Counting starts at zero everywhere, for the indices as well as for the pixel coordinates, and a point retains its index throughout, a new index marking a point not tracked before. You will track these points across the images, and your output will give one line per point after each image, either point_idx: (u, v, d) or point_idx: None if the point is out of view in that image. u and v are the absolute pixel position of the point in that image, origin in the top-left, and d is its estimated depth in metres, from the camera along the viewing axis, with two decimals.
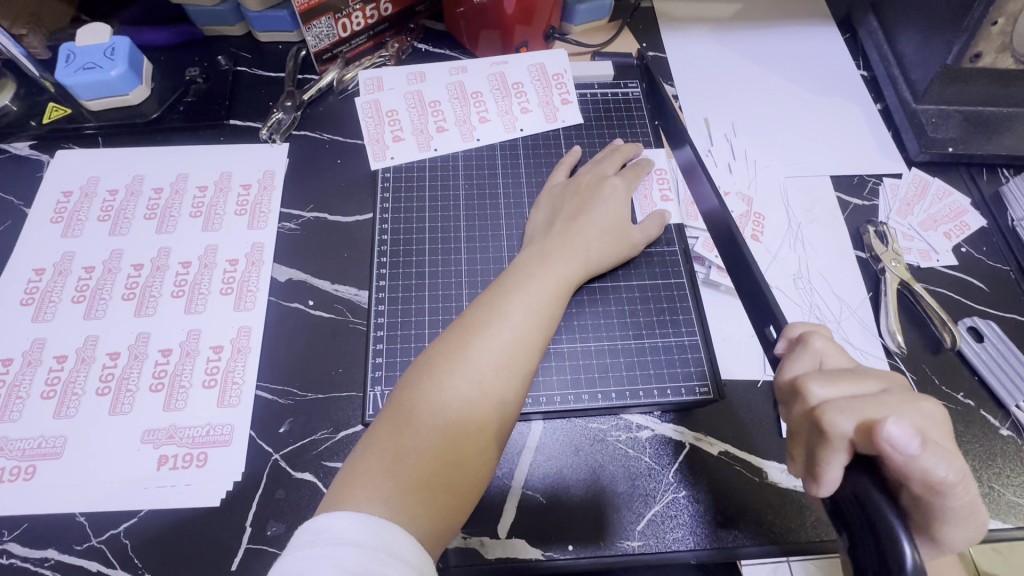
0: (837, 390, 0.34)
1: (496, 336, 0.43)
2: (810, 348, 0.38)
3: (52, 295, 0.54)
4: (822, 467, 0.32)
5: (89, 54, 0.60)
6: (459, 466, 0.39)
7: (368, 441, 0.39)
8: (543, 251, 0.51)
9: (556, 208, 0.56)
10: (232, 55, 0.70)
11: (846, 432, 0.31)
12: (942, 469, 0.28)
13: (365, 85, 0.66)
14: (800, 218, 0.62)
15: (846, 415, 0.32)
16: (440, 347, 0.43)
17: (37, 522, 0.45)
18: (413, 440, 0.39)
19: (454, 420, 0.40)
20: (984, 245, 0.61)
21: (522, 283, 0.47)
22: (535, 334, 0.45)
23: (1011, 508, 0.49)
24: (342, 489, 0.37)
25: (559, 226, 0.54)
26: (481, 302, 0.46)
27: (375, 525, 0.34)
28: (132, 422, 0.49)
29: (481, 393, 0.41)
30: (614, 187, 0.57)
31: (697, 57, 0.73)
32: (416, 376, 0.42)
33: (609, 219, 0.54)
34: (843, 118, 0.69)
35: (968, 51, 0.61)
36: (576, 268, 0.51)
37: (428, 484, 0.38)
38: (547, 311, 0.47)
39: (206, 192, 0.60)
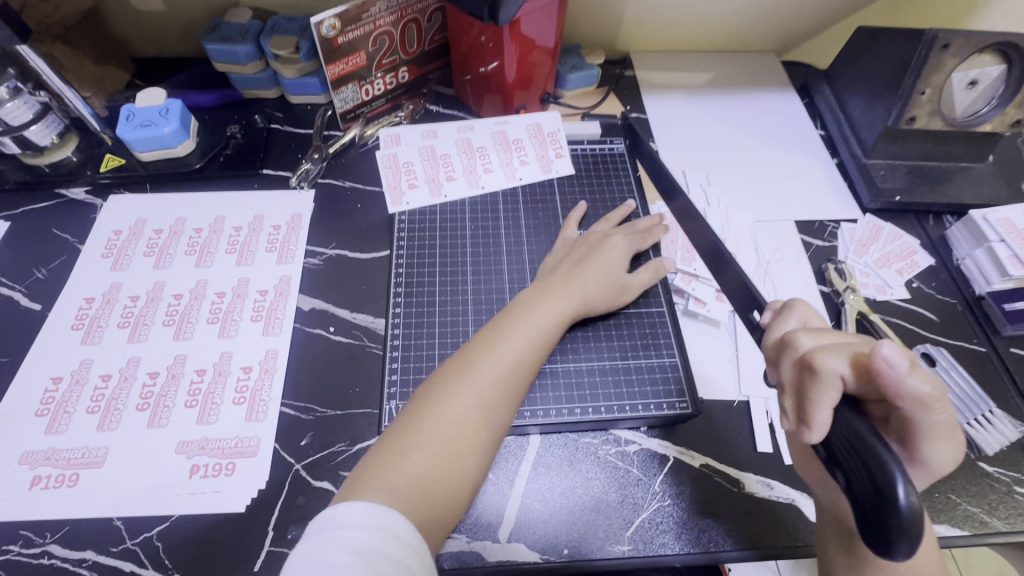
0: (822, 340, 0.36)
1: (489, 369, 0.49)
2: (796, 310, 0.41)
3: (100, 321, 0.60)
4: (814, 409, 0.34)
5: (147, 114, 0.70)
6: (444, 485, 0.43)
7: (367, 461, 0.44)
8: (539, 297, 0.56)
9: (564, 258, 0.63)
10: (267, 114, 0.79)
11: (834, 369, 0.33)
12: (926, 385, 0.31)
13: (384, 140, 0.75)
14: (768, 257, 0.69)
15: (835, 354, 0.34)
16: (435, 380, 0.48)
17: (77, 526, 0.49)
18: (408, 462, 0.43)
19: (444, 445, 0.44)
20: (933, 281, 0.69)
21: (515, 324, 0.53)
22: (533, 356, 0.52)
23: (967, 517, 0.53)
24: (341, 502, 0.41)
25: (563, 269, 0.60)
26: (478, 342, 0.52)
27: (380, 511, 0.39)
28: (168, 434, 0.54)
29: (471, 421, 0.46)
30: (617, 244, 0.63)
31: (674, 118, 0.84)
32: (418, 405, 0.47)
33: (609, 272, 0.60)
34: (804, 170, 0.79)
35: (905, 115, 0.70)
36: (573, 304, 0.57)
37: (430, 479, 0.43)
38: (545, 336, 0.53)
39: (240, 231, 0.68)
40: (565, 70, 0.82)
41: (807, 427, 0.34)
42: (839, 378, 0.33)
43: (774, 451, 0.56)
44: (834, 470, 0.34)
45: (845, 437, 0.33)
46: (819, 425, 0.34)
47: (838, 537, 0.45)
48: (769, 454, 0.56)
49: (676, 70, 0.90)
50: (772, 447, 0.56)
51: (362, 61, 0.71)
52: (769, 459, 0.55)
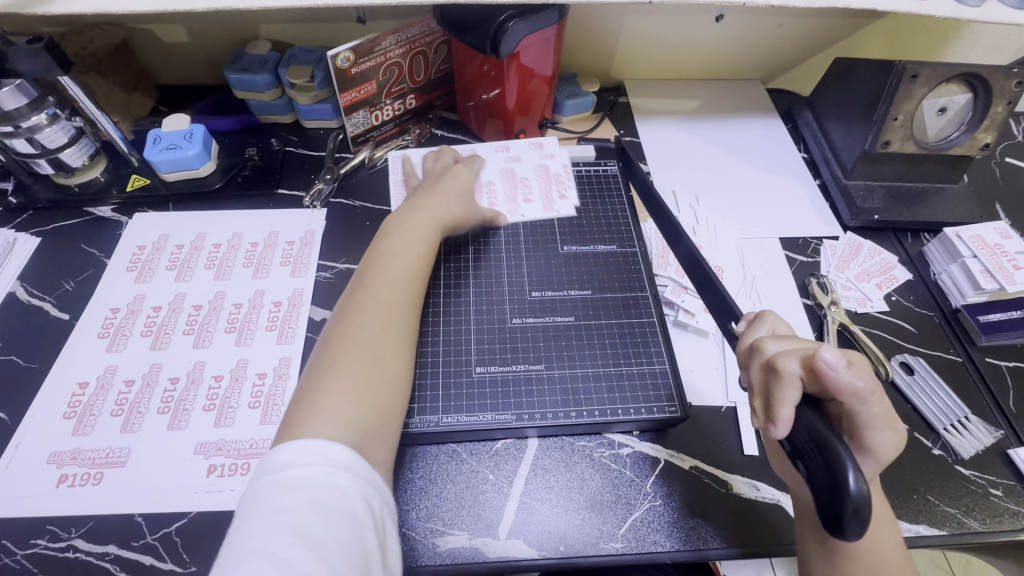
0: (785, 345, 0.40)
1: (378, 291, 0.57)
2: (764, 321, 0.45)
3: (125, 329, 0.64)
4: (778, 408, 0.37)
5: (172, 138, 0.75)
6: (379, 387, 0.51)
7: (302, 386, 0.51)
8: (408, 213, 0.66)
9: (415, 195, 0.70)
10: (282, 138, 0.85)
11: (793, 371, 0.37)
12: (862, 381, 0.35)
13: (393, 161, 0.80)
14: (754, 271, 0.73)
15: (790, 356, 0.38)
16: (341, 313, 0.56)
17: (101, 522, 0.52)
18: (338, 377, 0.50)
19: (367, 357, 0.52)
20: (912, 294, 0.73)
21: (389, 245, 0.62)
22: (412, 282, 0.60)
23: (946, 518, 0.56)
24: (292, 424, 0.47)
25: (416, 203, 0.67)
26: (364, 270, 0.60)
27: (313, 448, 0.44)
28: (187, 435, 0.57)
29: (377, 345, 0.53)
30: (457, 171, 0.73)
31: (666, 141, 0.89)
32: (330, 339, 0.54)
33: (461, 193, 0.71)
34: (788, 190, 0.83)
35: (879, 139, 0.75)
36: (427, 232, 0.64)
37: (356, 403, 0.49)
38: (413, 265, 0.61)
39: (256, 247, 0.72)
40: (563, 97, 0.87)
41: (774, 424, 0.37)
42: (797, 378, 0.37)
43: (760, 454, 0.59)
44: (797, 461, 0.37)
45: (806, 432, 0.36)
46: (783, 422, 0.37)
47: (814, 530, 0.48)
48: (756, 457, 0.58)
49: (667, 97, 0.96)
50: (758, 450, 0.59)
51: (372, 89, 0.77)
52: (756, 462, 0.58)
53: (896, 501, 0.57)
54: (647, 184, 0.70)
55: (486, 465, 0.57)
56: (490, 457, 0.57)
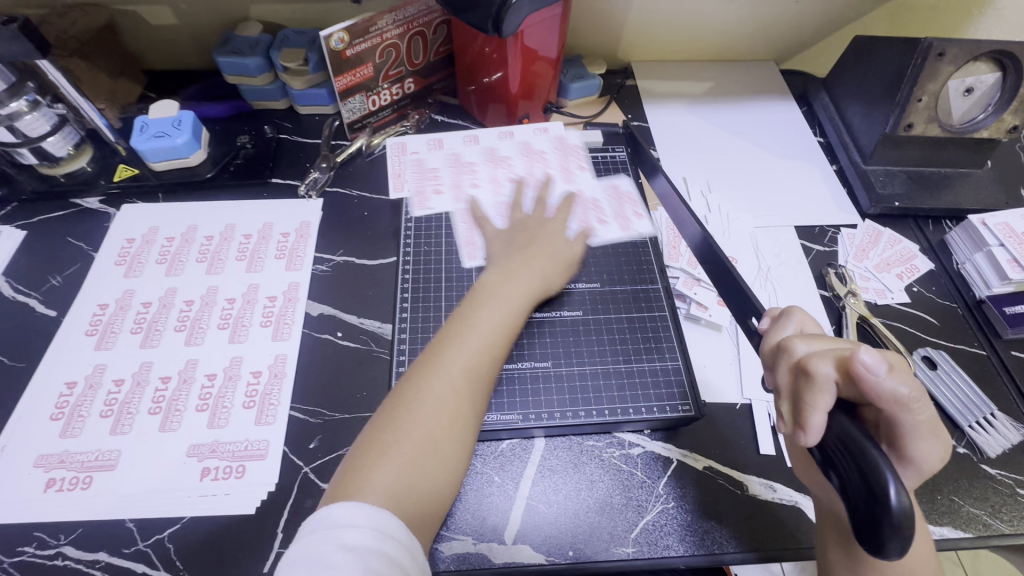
0: (816, 345, 0.37)
1: (462, 358, 0.51)
2: (792, 317, 0.41)
3: (114, 327, 0.62)
4: (810, 413, 0.34)
5: (160, 125, 0.71)
6: (437, 465, 0.47)
7: (361, 444, 0.47)
8: (507, 271, 0.59)
9: (510, 241, 0.64)
10: (276, 125, 0.81)
11: (827, 373, 0.34)
12: (906, 387, 0.32)
13: (391, 148, 0.77)
14: (769, 262, 0.70)
15: (825, 357, 0.34)
16: (416, 370, 0.51)
17: (91, 528, 0.50)
18: (398, 445, 0.46)
19: (433, 431, 0.47)
20: (934, 285, 0.69)
21: (479, 305, 0.55)
22: (497, 347, 0.54)
23: (971, 519, 0.54)
24: (346, 479, 0.45)
25: (514, 256, 0.61)
26: (447, 326, 0.54)
27: (370, 513, 0.42)
28: (180, 437, 0.55)
29: (448, 415, 0.48)
30: (555, 227, 0.66)
31: (676, 126, 0.85)
32: (400, 396, 0.49)
33: (558, 252, 0.63)
34: (804, 176, 0.80)
35: (902, 122, 0.72)
36: (533, 289, 0.59)
37: (415, 479, 0.45)
38: (506, 326, 0.55)
39: (250, 239, 0.70)
40: (568, 79, 0.83)
41: (804, 431, 0.34)
42: (833, 382, 0.34)
43: (777, 453, 0.56)
44: (828, 471, 0.35)
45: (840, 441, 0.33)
46: (814, 429, 0.34)
47: (837, 535, 0.45)
48: (772, 457, 0.56)
49: (677, 79, 0.92)
50: (774, 449, 0.56)
51: (368, 72, 0.73)
52: (773, 462, 0.56)
53: (920, 502, 0.54)
54: (659, 170, 0.66)
55: (491, 466, 0.55)
56: (495, 458, 0.55)
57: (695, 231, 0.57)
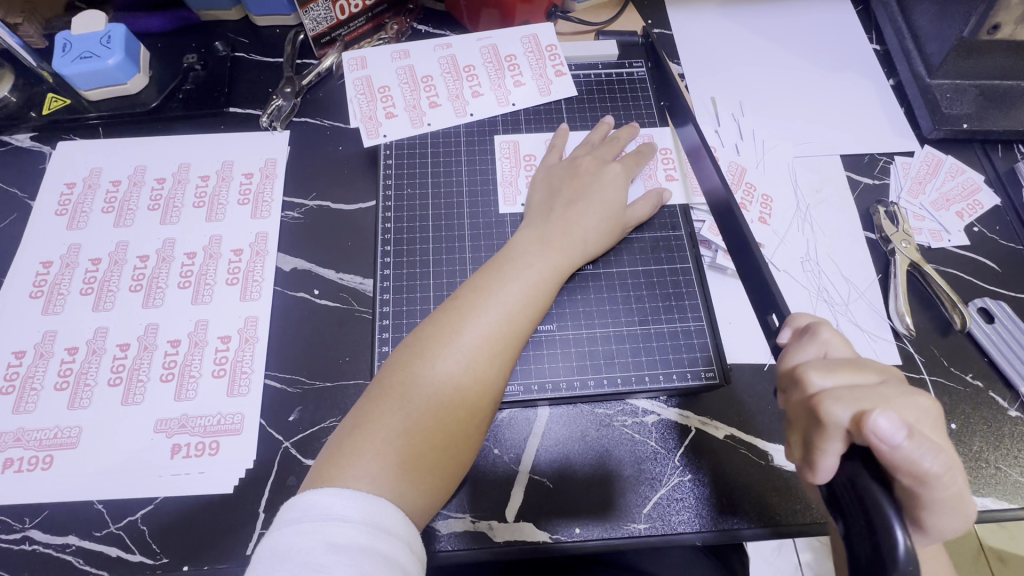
0: (837, 380, 0.32)
1: (485, 320, 0.45)
2: (817, 339, 0.36)
3: (61, 288, 0.55)
4: (819, 456, 0.31)
5: (85, 42, 0.59)
6: (449, 434, 0.41)
7: (351, 421, 0.41)
8: (531, 242, 0.51)
9: (555, 189, 0.55)
10: (229, 40, 0.68)
11: (841, 421, 0.30)
12: (930, 461, 0.27)
13: (348, 64, 0.64)
14: (808, 199, 0.61)
15: (843, 404, 0.30)
16: (429, 329, 0.45)
17: (57, 510, 0.46)
18: (400, 409, 0.41)
19: (445, 396, 0.42)
20: (998, 224, 0.60)
21: (500, 277, 0.48)
22: (522, 324, 0.46)
23: (1018, 489, 0.48)
24: (342, 444, 0.40)
25: (556, 212, 0.53)
26: (465, 295, 0.47)
27: (362, 500, 0.36)
28: (144, 411, 0.49)
29: (459, 400, 0.42)
30: (615, 172, 0.56)
31: (706, 33, 0.71)
32: (406, 355, 0.44)
33: (606, 206, 0.54)
34: (854, 94, 0.68)
35: (986, 23, 0.59)
36: (571, 258, 0.51)
37: (417, 467, 0.40)
38: (534, 303, 0.48)
39: (208, 181, 0.60)
40: None
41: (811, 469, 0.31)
42: (845, 430, 0.30)
43: None
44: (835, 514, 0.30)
45: (851, 482, 0.29)
46: (823, 471, 0.31)
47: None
48: None
49: None
50: None
51: None
52: None
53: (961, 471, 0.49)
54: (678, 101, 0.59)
55: (488, 438, 0.49)
56: (491, 429, 0.49)
57: (694, 136, 0.54)
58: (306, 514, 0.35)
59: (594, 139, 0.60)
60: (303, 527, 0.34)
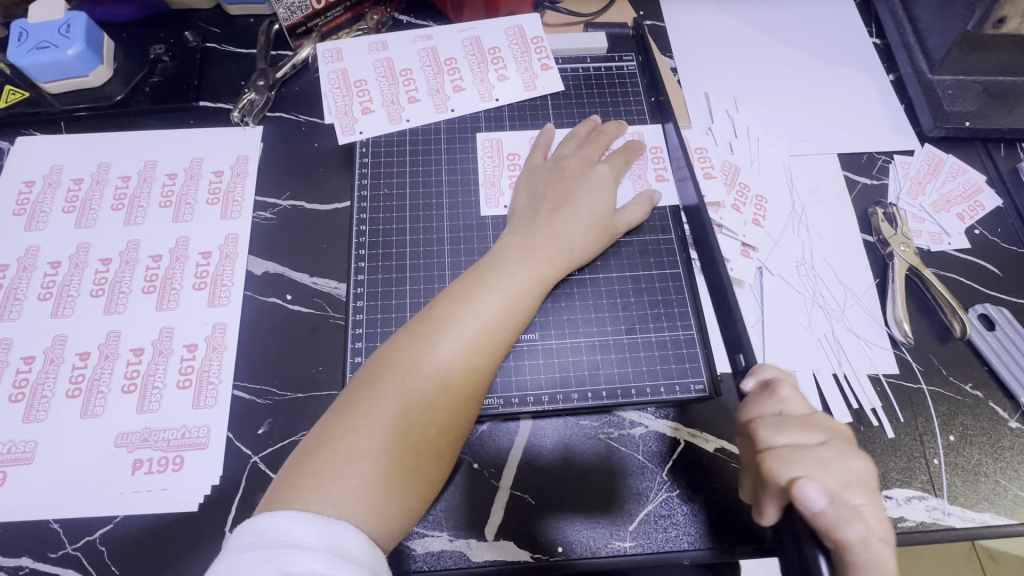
0: (787, 439, 0.36)
1: (461, 331, 0.43)
2: (776, 395, 0.39)
3: (17, 292, 0.52)
4: (762, 506, 0.37)
5: (44, 32, 0.56)
6: (420, 454, 0.39)
7: (315, 439, 0.39)
8: (512, 248, 0.48)
9: (539, 193, 0.53)
10: (200, 31, 0.65)
11: (780, 479, 0.35)
12: (851, 531, 0.32)
13: (323, 56, 0.61)
14: (804, 200, 0.58)
15: (780, 467, 0.35)
16: (401, 340, 0.42)
17: (10, 530, 0.44)
18: (367, 428, 0.38)
19: (416, 415, 0.39)
20: (999, 226, 0.58)
21: (479, 286, 0.45)
22: (501, 335, 0.44)
23: (1018, 504, 0.47)
24: (305, 465, 0.37)
25: (540, 217, 0.51)
26: (441, 303, 0.44)
27: (324, 525, 0.34)
28: (104, 424, 0.47)
29: (432, 418, 0.40)
30: (602, 174, 0.54)
31: (699, 26, 0.69)
32: (376, 369, 0.41)
33: (593, 211, 0.51)
34: (853, 90, 0.65)
35: (992, 15, 0.55)
36: (554, 264, 0.49)
37: (385, 489, 0.38)
38: (515, 313, 0.45)
39: (176, 179, 0.57)
40: None
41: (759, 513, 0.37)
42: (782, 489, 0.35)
43: None
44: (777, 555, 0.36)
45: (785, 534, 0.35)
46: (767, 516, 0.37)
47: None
48: None
49: None
50: None
51: None
52: None
53: (959, 486, 0.47)
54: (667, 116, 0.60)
55: (467, 451, 0.47)
56: (470, 442, 0.47)
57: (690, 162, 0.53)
58: (261, 539, 0.33)
59: (580, 132, 0.58)
60: (257, 555, 0.32)
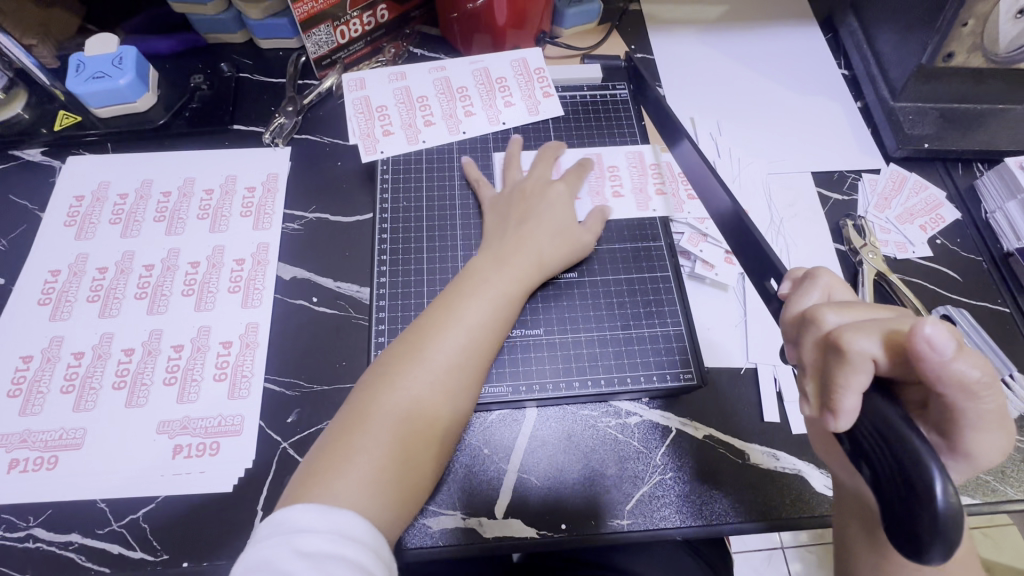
0: (851, 317, 0.34)
1: (448, 337, 0.48)
2: (819, 284, 0.38)
3: (68, 295, 0.57)
4: (840, 394, 0.31)
5: (98, 63, 0.63)
6: (417, 447, 0.44)
7: (323, 444, 0.43)
8: (490, 262, 0.54)
9: (503, 212, 0.59)
10: (235, 62, 0.72)
11: (867, 350, 0.31)
12: (976, 370, 0.28)
13: (347, 85, 0.67)
14: (782, 213, 0.64)
15: (866, 335, 0.31)
16: (394, 350, 0.48)
17: (61, 509, 0.48)
18: (367, 429, 0.43)
19: (412, 412, 0.44)
20: (959, 237, 0.64)
21: (462, 296, 0.51)
22: (483, 339, 0.49)
23: (980, 485, 0.51)
24: (313, 466, 0.42)
25: (510, 233, 0.56)
26: (429, 314, 0.50)
27: (328, 513, 0.38)
28: (148, 413, 0.51)
29: (425, 414, 0.45)
30: (558, 192, 0.60)
31: (685, 58, 0.76)
32: (374, 376, 0.46)
33: (555, 224, 0.57)
34: (824, 116, 0.72)
35: (941, 51, 0.63)
36: (529, 273, 0.54)
37: (387, 480, 0.42)
38: (496, 317, 0.50)
39: (212, 194, 0.63)
40: (563, 4, 0.73)
41: (834, 415, 0.31)
42: (869, 360, 0.30)
43: (782, 422, 0.53)
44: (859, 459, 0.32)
45: (875, 428, 0.30)
46: (847, 413, 0.31)
47: (861, 522, 0.41)
48: (777, 425, 0.53)
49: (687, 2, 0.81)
50: (779, 418, 0.53)
51: None
52: (776, 429, 0.53)
53: None
54: (664, 109, 0.59)
55: (478, 440, 0.52)
56: (464, 435, 0.51)
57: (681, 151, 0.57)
58: (276, 530, 0.37)
59: (540, 153, 0.64)
60: (275, 542, 0.36)
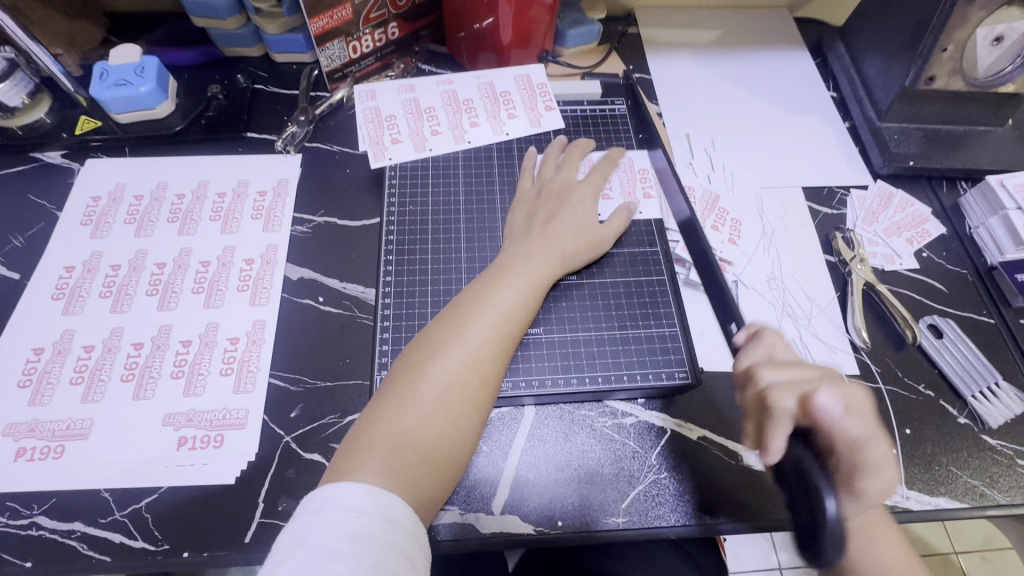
0: (783, 374, 0.46)
1: (485, 322, 0.50)
2: (764, 342, 0.50)
3: (81, 290, 0.58)
4: (770, 438, 0.44)
5: (121, 72, 0.66)
6: (458, 426, 0.45)
7: (367, 418, 0.45)
8: (523, 253, 0.56)
9: (536, 210, 0.61)
10: (250, 74, 0.75)
11: (788, 406, 0.44)
12: (855, 429, 0.43)
13: (359, 95, 0.70)
14: (774, 226, 0.67)
15: (788, 392, 0.44)
16: (433, 331, 0.49)
17: (65, 498, 0.49)
18: (414, 407, 0.45)
19: (452, 393, 0.46)
20: (944, 251, 0.66)
21: (496, 284, 0.53)
22: (517, 323, 0.51)
23: (966, 490, 0.53)
24: (360, 440, 0.44)
25: (537, 228, 0.59)
26: (462, 301, 0.52)
27: (379, 495, 0.39)
28: (154, 406, 0.52)
29: (466, 395, 0.46)
30: (587, 194, 0.62)
31: (681, 78, 0.80)
32: (413, 357, 0.48)
33: (583, 222, 0.60)
34: (814, 134, 0.75)
35: (924, 74, 0.67)
36: (555, 264, 0.56)
37: (430, 458, 0.44)
38: (527, 304, 0.53)
39: (225, 197, 0.65)
40: (565, 25, 0.77)
41: (765, 450, 0.44)
42: (789, 412, 0.44)
43: None
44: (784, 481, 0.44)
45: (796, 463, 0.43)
46: (774, 452, 0.44)
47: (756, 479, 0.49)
48: None
49: (681, 27, 0.85)
50: None
51: (347, 15, 0.67)
52: None
53: (916, 472, 0.53)
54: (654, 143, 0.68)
55: None
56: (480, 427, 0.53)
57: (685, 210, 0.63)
58: (325, 505, 0.38)
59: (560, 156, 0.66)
60: (325, 516, 0.37)
